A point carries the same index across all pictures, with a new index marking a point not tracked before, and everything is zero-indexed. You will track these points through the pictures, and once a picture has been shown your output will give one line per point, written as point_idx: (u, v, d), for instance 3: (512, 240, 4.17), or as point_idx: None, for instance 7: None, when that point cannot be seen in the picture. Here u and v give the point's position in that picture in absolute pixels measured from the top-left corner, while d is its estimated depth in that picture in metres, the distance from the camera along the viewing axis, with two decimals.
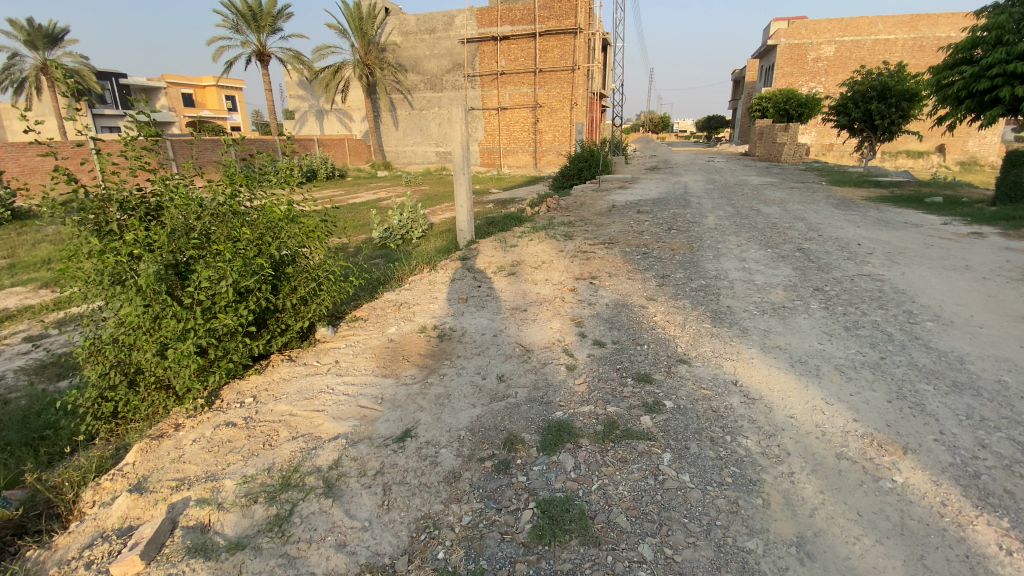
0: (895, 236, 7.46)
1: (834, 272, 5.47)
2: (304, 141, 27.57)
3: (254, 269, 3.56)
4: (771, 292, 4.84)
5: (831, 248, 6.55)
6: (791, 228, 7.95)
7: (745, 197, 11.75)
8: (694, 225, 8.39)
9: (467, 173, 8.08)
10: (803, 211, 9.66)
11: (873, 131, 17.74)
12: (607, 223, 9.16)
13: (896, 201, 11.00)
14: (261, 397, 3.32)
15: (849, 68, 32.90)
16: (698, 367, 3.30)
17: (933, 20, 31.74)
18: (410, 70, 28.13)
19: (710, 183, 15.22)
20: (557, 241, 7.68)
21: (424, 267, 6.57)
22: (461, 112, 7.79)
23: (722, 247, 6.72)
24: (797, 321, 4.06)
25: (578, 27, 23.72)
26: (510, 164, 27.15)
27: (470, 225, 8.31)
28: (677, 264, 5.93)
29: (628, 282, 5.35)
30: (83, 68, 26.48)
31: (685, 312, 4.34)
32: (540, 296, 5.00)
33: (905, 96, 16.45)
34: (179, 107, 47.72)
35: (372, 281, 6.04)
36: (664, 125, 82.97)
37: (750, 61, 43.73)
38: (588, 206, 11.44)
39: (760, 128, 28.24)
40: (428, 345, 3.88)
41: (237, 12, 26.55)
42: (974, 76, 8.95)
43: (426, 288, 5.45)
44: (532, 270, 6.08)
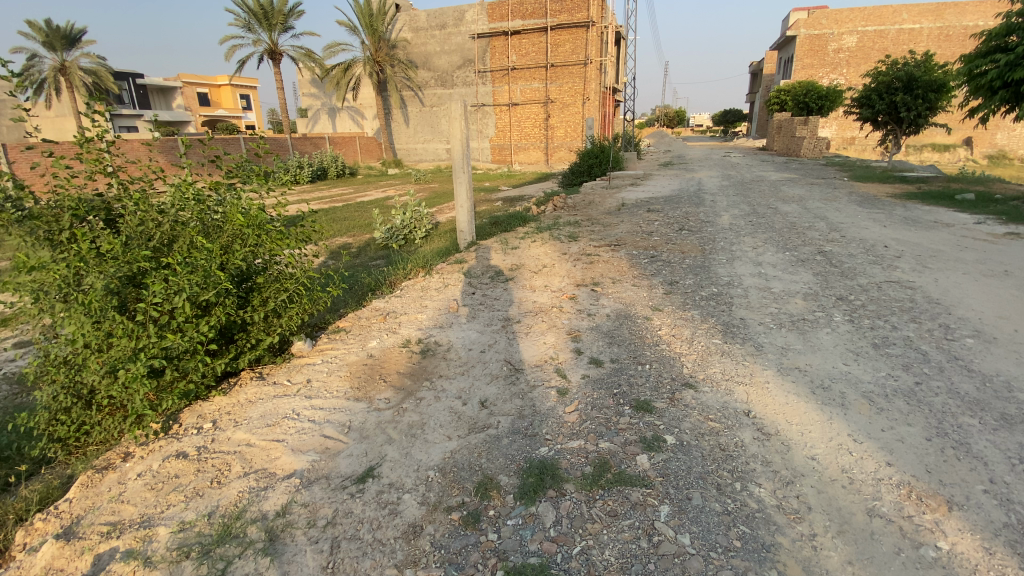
0: (924, 236, 6.95)
1: (858, 278, 5.02)
2: (315, 139, 27.54)
3: (216, 281, 3.25)
4: (789, 302, 4.41)
5: (855, 251, 6.08)
6: (811, 228, 7.48)
7: (763, 194, 11.25)
8: (707, 225, 7.97)
9: (467, 172, 7.72)
10: (824, 209, 9.15)
11: (898, 124, 16.99)
12: (615, 223, 8.78)
13: (922, 198, 10.41)
14: (221, 423, 3.05)
15: (872, 59, 31.82)
16: (705, 394, 2.92)
17: (960, 8, 30.55)
18: (420, 66, 27.87)
19: (725, 179, 14.69)
20: (562, 243, 7.33)
21: (419, 272, 6.25)
22: (460, 107, 7.42)
23: (737, 250, 6.30)
24: (819, 337, 3.64)
25: (590, 20, 23.21)
26: (521, 161, 26.76)
27: (471, 226, 7.97)
28: (686, 269, 5.53)
29: (633, 289, 4.96)
30: (100, 67, 26.69)
31: (693, 325, 3.94)
32: (538, 305, 4.65)
33: (932, 87, 15.68)
34: (194, 106, 48.14)
35: (363, 288, 5.75)
36: (679, 119, 81.78)
37: (768, 53, 42.67)
38: (597, 204, 11.05)
39: (778, 122, 27.41)
40: (409, 362, 3.56)
41: (249, 11, 26.52)
42: (1009, 65, 8.31)
43: (418, 296, 5.14)
44: (532, 276, 5.74)
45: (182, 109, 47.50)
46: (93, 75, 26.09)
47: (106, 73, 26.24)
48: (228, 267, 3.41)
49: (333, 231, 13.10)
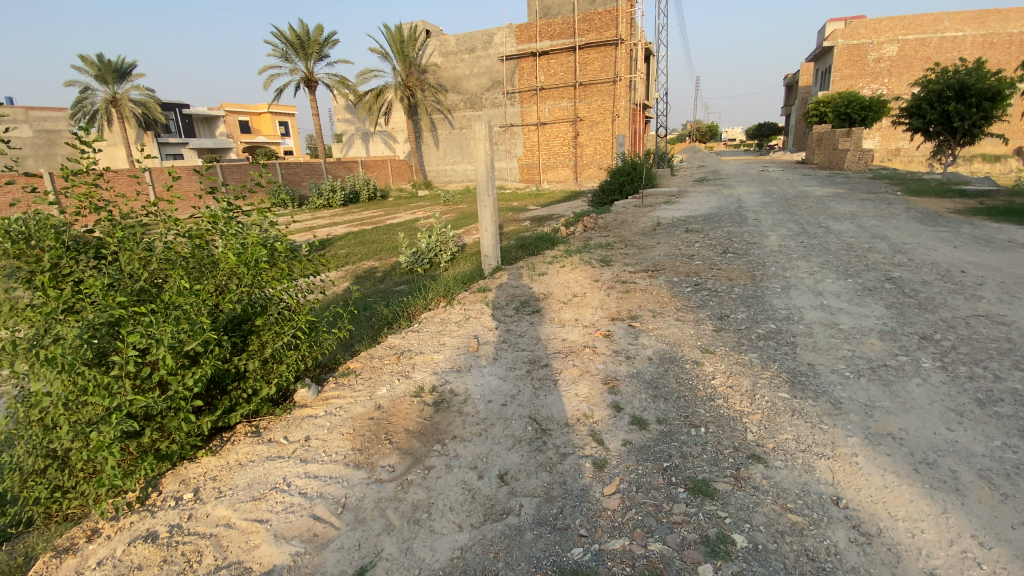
0: (1006, 258, 6.15)
1: (941, 312, 4.32)
2: (348, 162, 28.06)
3: (205, 328, 2.89)
4: (863, 341, 3.78)
5: (930, 277, 5.35)
6: (872, 249, 6.74)
7: (810, 211, 10.49)
8: (753, 246, 7.34)
9: (492, 195, 7.35)
10: (882, 227, 8.36)
11: (951, 134, 15.86)
12: (650, 244, 8.23)
13: (991, 213, 9.46)
14: (203, 493, 2.65)
15: (914, 69, 30.43)
16: (777, 471, 2.36)
17: (1003, 15, 28.97)
18: (450, 90, 28.14)
19: (766, 195, 13.94)
20: (594, 268, 6.83)
21: (441, 301, 5.87)
22: (485, 129, 7.10)
23: (790, 276, 5.66)
24: (909, 392, 3.01)
25: (619, 38, 22.89)
26: (551, 179, 26.47)
27: (496, 251, 7.58)
28: (735, 300, 4.94)
29: (675, 325, 4.39)
30: (150, 99, 28.09)
31: (752, 375, 3.35)
32: (570, 343, 4.15)
33: (986, 96, 14.55)
34: (236, 134, 50.17)
35: (381, 320, 5.38)
36: (709, 134, 80.66)
37: (804, 65, 41.53)
38: (629, 224, 10.54)
39: (817, 134, 26.31)
40: (421, 416, 3.10)
41: (287, 42, 27.45)
42: None
43: (437, 331, 4.71)
44: (561, 307, 5.27)
45: (225, 137, 49.68)
46: (143, 107, 27.45)
47: (155, 105, 27.57)
48: (221, 311, 3.05)
49: (360, 255, 13.01)
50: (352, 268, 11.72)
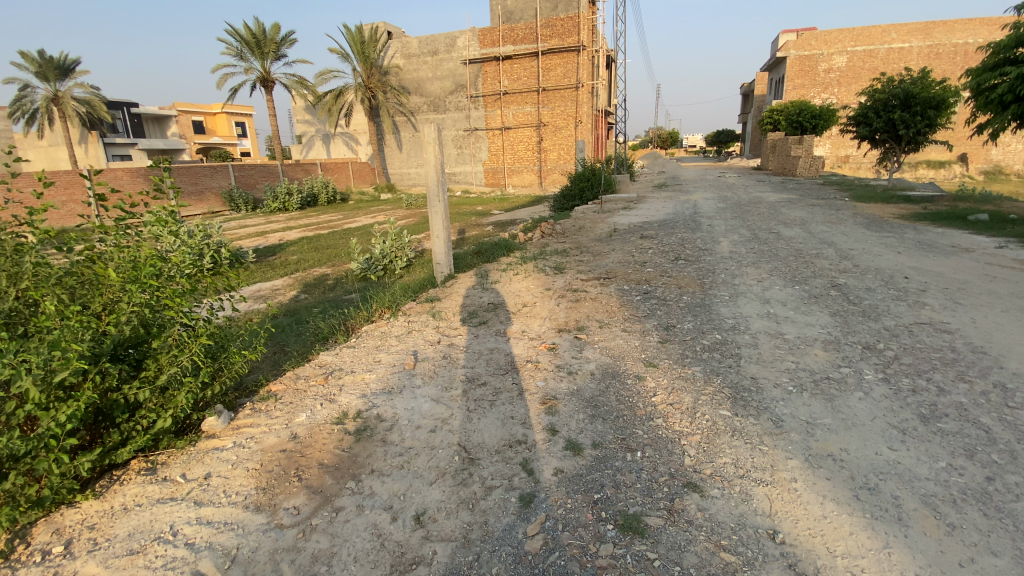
0: (944, 264, 6.33)
1: (883, 320, 4.33)
2: (307, 164, 27.16)
3: (87, 355, 2.54)
4: (807, 352, 3.72)
5: (873, 283, 5.42)
6: (819, 255, 6.83)
7: (762, 217, 10.69)
8: (705, 253, 7.34)
9: (442, 200, 7.06)
10: (829, 233, 8.54)
11: (897, 142, 16.59)
12: (606, 251, 8.15)
13: (932, 219, 9.84)
14: (76, 546, 2.30)
15: (863, 78, 31.85)
16: (713, 502, 2.20)
17: (949, 26, 30.62)
18: (412, 92, 27.60)
19: (722, 201, 14.20)
20: (547, 276, 6.66)
21: (384, 313, 5.56)
22: (434, 132, 6.84)
23: (739, 284, 5.64)
24: (850, 407, 2.93)
25: (581, 44, 23.02)
26: (516, 184, 26.37)
27: (448, 258, 7.31)
28: (683, 310, 4.85)
29: (621, 337, 4.24)
30: (94, 96, 26.61)
31: (694, 391, 3.21)
32: (513, 357, 3.93)
33: (930, 104, 15.27)
34: (189, 134, 48.02)
35: (316, 336, 5.04)
36: (671, 141, 82.82)
37: (760, 74, 43.03)
38: (588, 230, 10.47)
39: (772, 141, 27.19)
40: (338, 448, 2.82)
41: (242, 40, 26.42)
42: (1021, 78, 7.82)
43: (373, 346, 4.41)
44: (509, 318, 5.05)
45: (178, 137, 47.52)
46: (87, 105, 25.99)
47: (100, 103, 26.13)
48: (109, 334, 2.70)
49: (313, 262, 12.48)
50: (303, 276, 11.21)
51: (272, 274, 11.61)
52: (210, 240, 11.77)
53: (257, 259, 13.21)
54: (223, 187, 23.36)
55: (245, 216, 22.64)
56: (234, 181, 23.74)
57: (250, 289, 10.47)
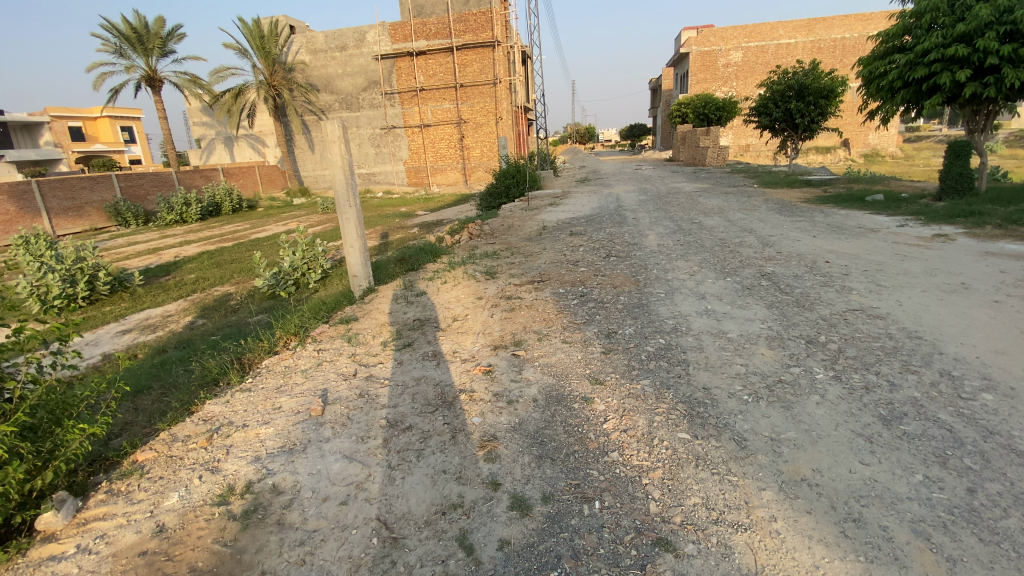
0: (858, 245, 6.59)
1: (819, 309, 4.27)
2: (206, 171, 24.66)
3: None
4: (755, 353, 3.52)
5: (800, 270, 5.45)
6: (744, 244, 6.89)
7: (684, 207, 10.85)
8: (634, 248, 7.18)
9: (354, 205, 6.32)
10: (748, 220, 8.74)
11: (794, 130, 17.69)
12: (536, 251, 7.79)
13: (835, 201, 10.45)
14: None
15: (758, 72, 34.15)
16: (690, 564, 1.84)
17: (828, 23, 33.41)
18: (322, 89, 25.79)
19: (643, 193, 14.41)
20: (477, 282, 6.14)
21: (291, 341, 4.84)
22: (338, 129, 6.10)
23: (673, 279, 5.46)
24: (811, 415, 2.72)
25: (496, 40, 22.64)
26: (440, 182, 25.55)
27: (366, 269, 6.58)
28: (622, 312, 4.54)
29: (562, 350, 3.82)
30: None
31: (647, 411, 2.87)
32: (443, 386, 3.39)
33: (821, 94, 16.45)
34: (65, 142, 42.43)
35: (204, 379, 4.24)
36: (588, 135, 85.37)
37: (665, 69, 45.12)
38: (516, 228, 10.10)
39: (682, 133, 28.41)
40: (218, 543, 2.16)
41: (119, 35, 23.44)
42: (909, 64, 8.75)
43: (273, 389, 3.72)
44: (438, 335, 4.49)
45: (50, 146, 41.80)
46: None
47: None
48: None
49: (213, 281, 11.16)
50: (202, 298, 9.94)
51: (164, 297, 10.20)
52: (84, 262, 10.01)
53: (145, 281, 11.58)
54: (107, 200, 20.63)
55: (134, 230, 20.12)
56: (119, 193, 21.10)
57: (137, 318, 9.10)
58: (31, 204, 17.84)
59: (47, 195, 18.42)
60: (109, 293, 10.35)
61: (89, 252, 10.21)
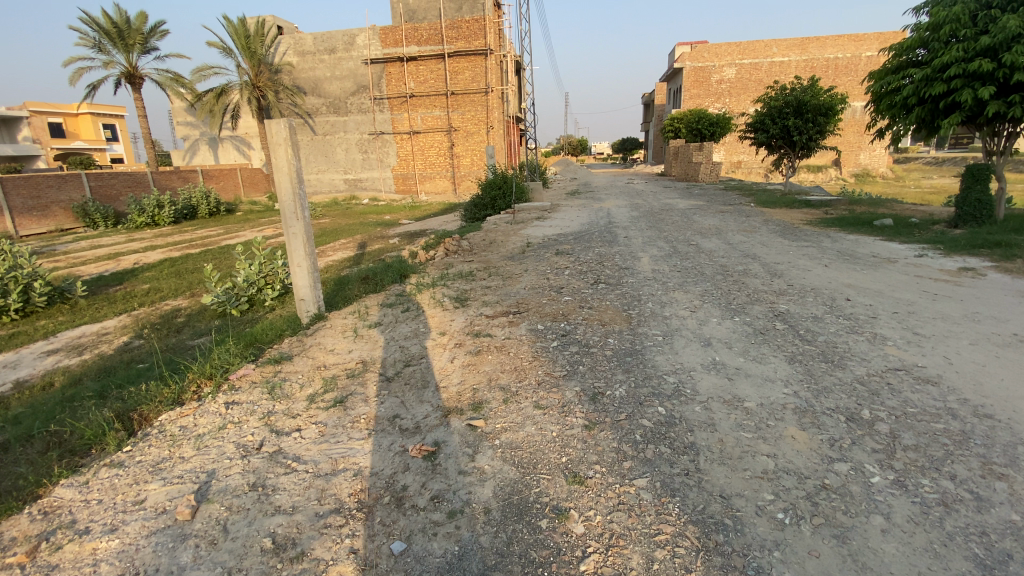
0: (877, 278, 5.84)
1: (852, 368, 3.46)
2: (184, 172, 23.58)
3: None
4: (782, 437, 2.68)
5: (818, 310, 4.66)
6: (749, 273, 6.11)
7: (678, 226, 10.12)
8: (626, 273, 6.38)
9: (302, 218, 5.44)
10: (750, 243, 7.99)
11: (791, 147, 17.13)
12: (516, 272, 6.95)
13: (839, 224, 9.78)
14: None
15: (751, 89, 33.94)
16: None
17: (821, 42, 33.30)
18: (309, 92, 24.83)
19: (635, 208, 13.72)
20: (442, 311, 5.25)
21: (205, 386, 3.94)
22: (285, 129, 5.21)
23: (672, 316, 4.63)
24: (877, 557, 1.89)
25: (488, 48, 21.99)
26: (428, 191, 24.73)
27: (316, 293, 5.69)
28: (610, 361, 3.67)
29: (532, 420, 2.91)
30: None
31: (643, 539, 2.01)
32: (365, 478, 2.50)
33: (820, 111, 15.91)
34: (45, 138, 41.15)
35: (76, 441, 3.33)
36: (581, 147, 85.79)
37: (659, 84, 44.98)
38: (499, 245, 9.28)
39: (675, 148, 27.96)
40: None
41: (99, 29, 22.42)
42: (925, 80, 8.09)
43: (149, 469, 2.80)
44: (382, 387, 3.60)
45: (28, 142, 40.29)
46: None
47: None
48: None
49: (167, 294, 10.15)
50: (149, 313, 8.96)
51: (106, 311, 9.22)
52: (18, 271, 8.90)
53: (92, 291, 10.56)
54: (75, 200, 19.47)
55: (102, 232, 19.00)
56: (89, 193, 19.94)
57: (69, 335, 8.09)
58: None
59: (11, 193, 17.31)
60: (45, 305, 9.25)
61: (24, 259, 9.12)
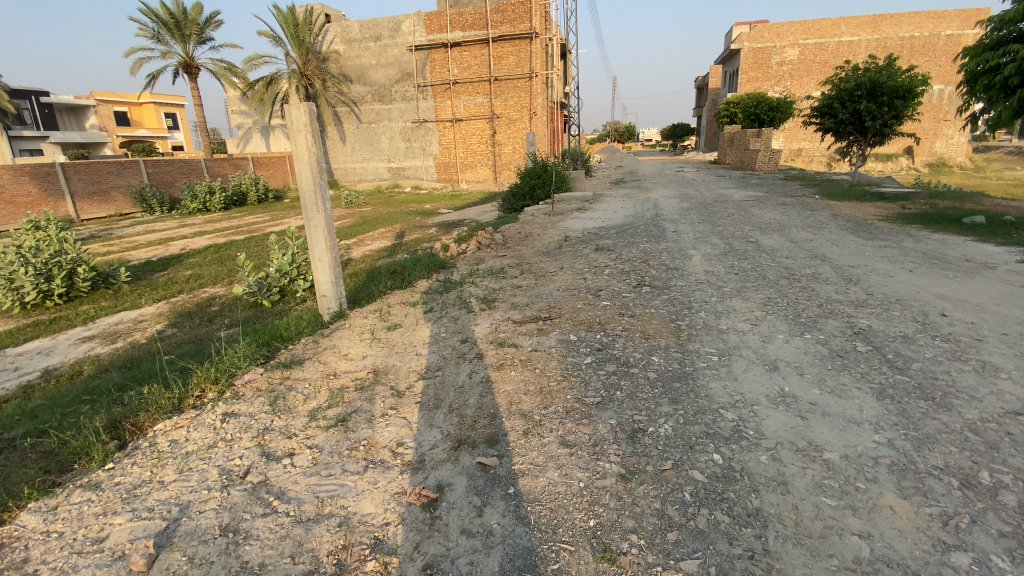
0: (975, 288, 4.96)
1: (964, 412, 2.76)
2: (235, 159, 24.27)
3: None
4: (876, 509, 2.08)
5: (908, 328, 3.92)
6: (818, 277, 5.34)
7: (734, 220, 9.28)
8: (674, 274, 5.74)
9: (324, 210, 5.08)
10: (817, 242, 7.12)
11: (862, 134, 15.62)
12: (552, 270, 6.43)
13: (921, 221, 8.66)
14: None
15: (815, 71, 31.60)
16: None
17: (895, 20, 30.57)
18: (354, 80, 24.87)
19: (684, 199, 12.84)
20: (468, 313, 4.82)
21: (208, 391, 3.68)
22: (306, 114, 4.85)
23: (728, 329, 4.00)
24: None
25: (534, 31, 21.25)
26: (469, 179, 24.38)
27: (338, 289, 5.34)
28: (654, 387, 3.11)
29: (556, 462, 2.42)
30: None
31: None
32: (352, 530, 2.10)
33: (897, 94, 14.34)
34: (112, 126, 43.63)
35: (65, 450, 3.12)
36: (628, 134, 83.66)
37: (713, 68, 42.73)
38: (536, 238, 8.77)
39: (729, 135, 26.40)
40: None
41: (159, 21, 23.20)
42: None
43: (123, 496, 2.52)
44: (390, 404, 3.19)
45: (98, 130, 42.70)
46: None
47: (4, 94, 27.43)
48: None
49: (205, 280, 10.26)
50: (186, 301, 9.03)
51: (147, 297, 9.37)
52: (63, 256, 9.16)
53: (137, 276, 10.81)
54: (133, 185, 20.31)
55: (157, 217, 19.78)
56: (146, 179, 20.74)
57: (108, 321, 8.22)
58: (55, 186, 17.74)
59: (72, 178, 18.21)
60: (89, 289, 9.52)
61: (69, 245, 9.38)
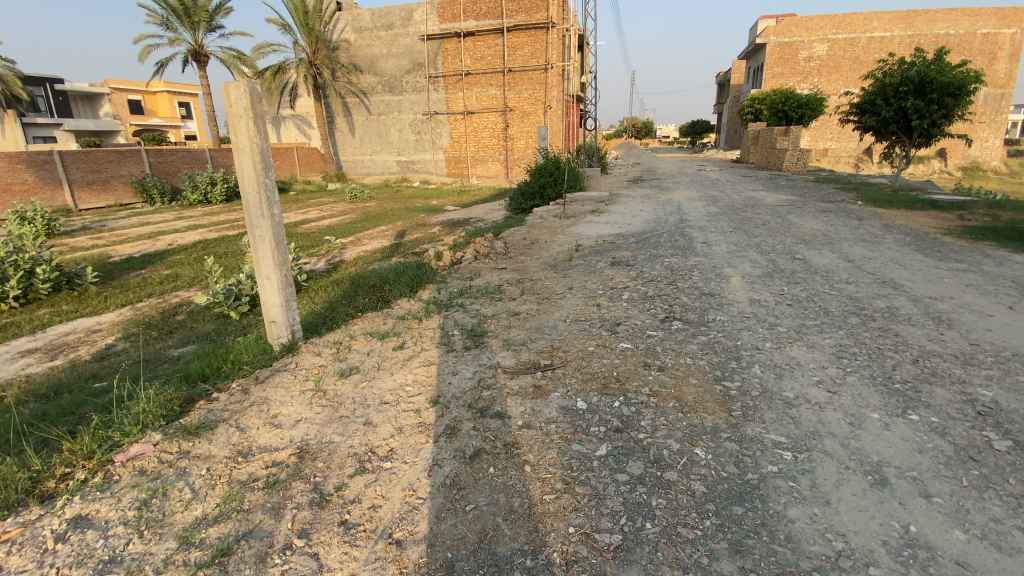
0: None
1: None
2: None
3: None
4: None
5: None
6: (898, 315, 4.18)
7: (772, 229, 8.11)
8: (712, 303, 4.61)
9: (271, 216, 4.03)
10: (877, 262, 5.95)
11: (907, 134, 14.21)
12: (560, 290, 5.36)
13: (993, 236, 7.41)
14: None
15: (844, 68, 29.89)
16: None
17: (932, 15, 28.79)
18: (365, 70, 23.87)
19: (711, 202, 11.65)
20: (448, 355, 3.75)
21: (77, 469, 2.66)
22: (247, 95, 3.78)
23: (802, 402, 2.85)
24: None
25: (550, 21, 20.05)
26: (480, 174, 23.32)
27: (290, 313, 4.31)
28: (705, 518, 2.01)
29: None
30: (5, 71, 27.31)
31: None
32: None
33: (949, 90, 12.87)
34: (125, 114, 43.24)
35: None
36: (645, 131, 81.99)
37: (736, 63, 40.99)
38: (543, 246, 7.67)
39: (753, 133, 24.96)
40: None
41: (167, 7, 22.32)
42: None
43: None
44: (304, 524, 2.12)
45: (111, 118, 42.38)
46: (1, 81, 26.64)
47: (14, 79, 26.84)
48: None
49: (181, 283, 9.33)
50: (155, 307, 8.11)
51: (112, 301, 8.45)
52: (20, 255, 8.27)
53: (110, 276, 9.94)
54: (134, 175, 19.46)
55: (156, 208, 19.02)
56: (148, 169, 19.89)
57: (58, 331, 7.29)
58: (52, 175, 17.08)
59: (71, 167, 17.51)
60: (51, 291, 8.63)
61: (30, 242, 8.48)
